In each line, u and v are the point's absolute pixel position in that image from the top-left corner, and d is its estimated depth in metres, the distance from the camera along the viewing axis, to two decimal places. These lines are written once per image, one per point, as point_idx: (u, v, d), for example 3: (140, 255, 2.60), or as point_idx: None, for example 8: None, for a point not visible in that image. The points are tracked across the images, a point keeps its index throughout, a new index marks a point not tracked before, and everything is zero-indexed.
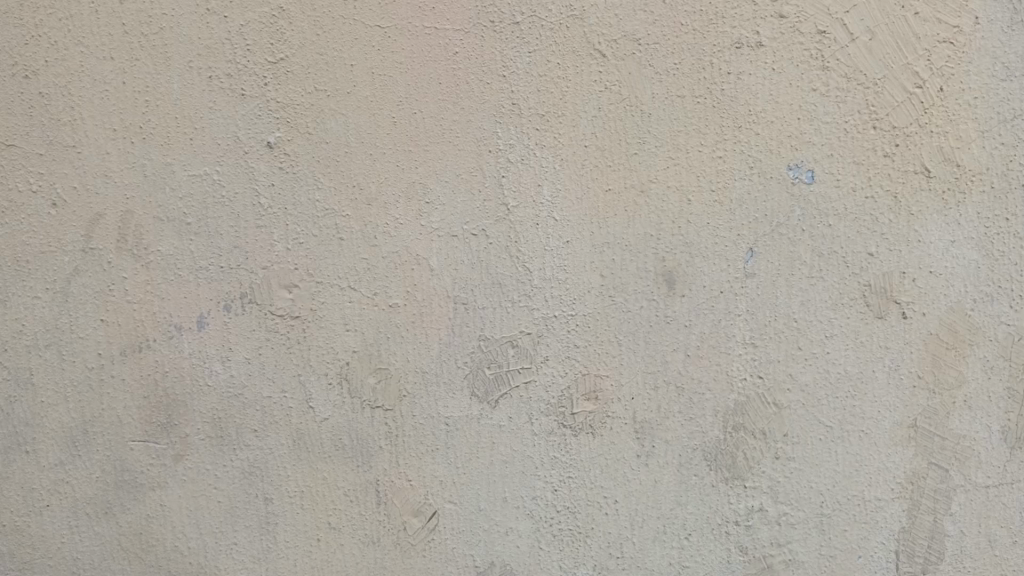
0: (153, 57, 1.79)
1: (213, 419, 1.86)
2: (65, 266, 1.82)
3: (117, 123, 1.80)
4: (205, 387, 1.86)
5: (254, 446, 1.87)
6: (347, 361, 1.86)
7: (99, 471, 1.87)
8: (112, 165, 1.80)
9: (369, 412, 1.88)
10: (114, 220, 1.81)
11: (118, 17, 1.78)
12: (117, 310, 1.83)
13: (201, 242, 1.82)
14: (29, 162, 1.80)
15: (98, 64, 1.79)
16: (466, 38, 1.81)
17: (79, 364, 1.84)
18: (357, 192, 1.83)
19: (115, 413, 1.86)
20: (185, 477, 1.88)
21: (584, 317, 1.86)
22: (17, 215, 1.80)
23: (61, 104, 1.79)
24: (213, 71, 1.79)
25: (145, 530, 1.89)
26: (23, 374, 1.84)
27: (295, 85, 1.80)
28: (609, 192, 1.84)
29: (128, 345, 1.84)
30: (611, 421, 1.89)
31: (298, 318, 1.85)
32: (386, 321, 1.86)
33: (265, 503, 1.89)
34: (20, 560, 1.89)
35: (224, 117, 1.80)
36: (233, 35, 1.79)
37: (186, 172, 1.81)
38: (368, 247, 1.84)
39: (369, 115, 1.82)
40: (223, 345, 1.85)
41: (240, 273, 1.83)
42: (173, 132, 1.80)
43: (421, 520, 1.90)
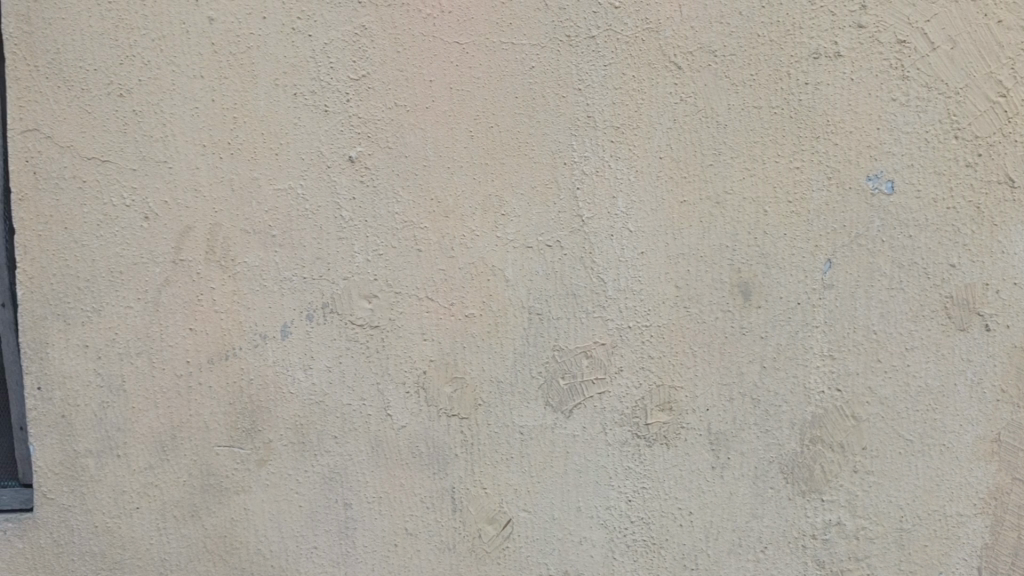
0: (241, 75, 1.85)
1: (295, 425, 1.92)
2: (155, 277, 1.89)
3: (206, 139, 1.87)
4: (288, 393, 1.91)
5: (334, 452, 1.92)
6: (425, 369, 1.90)
7: (186, 475, 1.94)
8: (201, 180, 1.87)
9: (445, 420, 1.91)
10: (202, 232, 1.88)
11: (208, 37, 1.84)
12: (205, 319, 1.90)
13: (285, 253, 1.88)
14: (124, 177, 1.87)
15: (189, 83, 1.85)
16: (542, 52, 1.83)
17: (168, 371, 1.92)
18: (434, 204, 1.87)
19: (202, 419, 1.92)
20: (267, 481, 1.93)
21: (659, 328, 1.87)
22: (111, 228, 1.88)
23: (154, 121, 1.86)
24: (298, 89, 1.85)
25: (229, 532, 1.95)
26: (116, 380, 1.92)
27: (376, 101, 1.85)
28: (684, 203, 1.84)
29: (215, 353, 1.91)
30: (685, 432, 1.89)
31: (377, 327, 1.89)
32: (463, 331, 1.89)
33: (344, 508, 1.93)
34: (111, 560, 1.96)
35: (308, 132, 1.86)
36: (317, 53, 1.84)
37: (272, 187, 1.87)
38: (445, 258, 1.87)
39: (446, 129, 1.86)
40: (305, 353, 1.90)
41: (322, 283, 1.89)
42: (259, 147, 1.86)
43: (496, 527, 1.92)
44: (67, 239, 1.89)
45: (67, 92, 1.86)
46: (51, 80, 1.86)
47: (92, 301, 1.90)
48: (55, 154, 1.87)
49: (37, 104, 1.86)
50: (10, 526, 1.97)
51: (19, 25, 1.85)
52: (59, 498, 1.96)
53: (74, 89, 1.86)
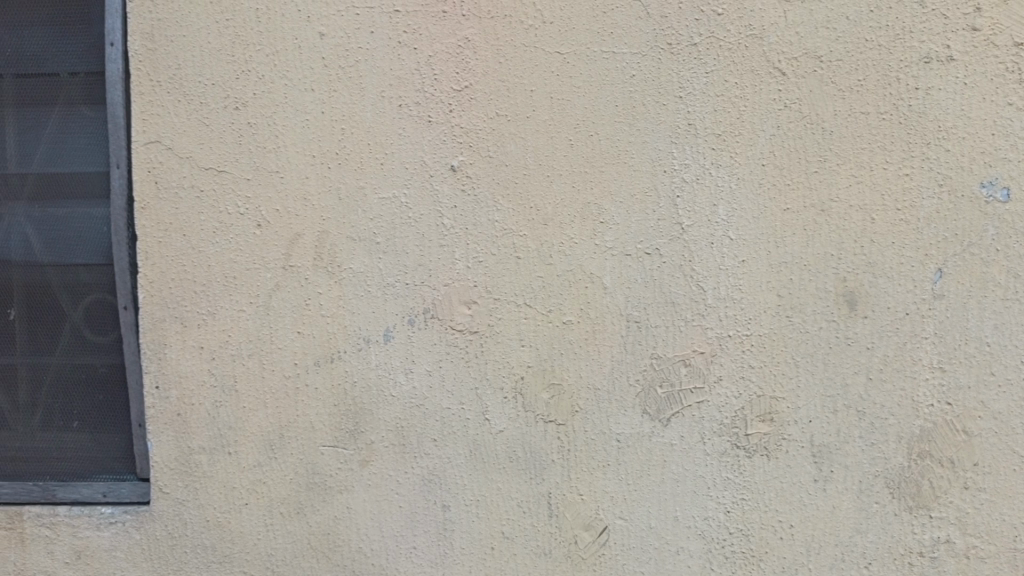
0: (349, 87, 1.91)
1: (396, 427, 1.97)
2: (267, 282, 1.97)
3: (315, 150, 1.94)
4: (390, 396, 1.96)
5: (433, 455, 1.96)
6: (523, 375, 1.92)
7: (293, 473, 2.01)
8: (310, 189, 1.94)
9: (542, 426, 1.93)
10: (311, 239, 1.95)
11: (318, 51, 1.91)
12: (312, 322, 1.97)
13: (389, 260, 1.94)
14: (238, 187, 1.96)
15: (300, 95, 1.93)
16: (643, 61, 1.83)
17: (277, 372, 1.99)
18: (534, 212, 1.89)
19: (308, 420, 1.99)
20: (369, 482, 1.99)
21: (760, 337, 1.84)
22: (226, 235, 1.97)
23: (267, 132, 1.94)
24: (403, 100, 1.90)
25: (333, 530, 2.01)
26: (228, 381, 2.01)
27: (478, 111, 1.88)
28: (787, 211, 1.82)
29: (321, 356, 1.98)
30: (787, 443, 1.86)
31: (476, 333, 1.93)
32: (561, 337, 1.90)
33: (443, 509, 1.97)
34: (221, 553, 2.05)
35: (412, 142, 1.91)
36: (422, 65, 1.89)
37: (377, 195, 1.93)
38: (545, 266, 1.89)
39: (547, 138, 1.88)
40: (406, 357, 1.95)
41: (424, 289, 1.93)
42: (365, 157, 1.92)
43: (592, 534, 1.93)
44: (185, 245, 1.99)
45: (186, 105, 1.96)
46: (172, 95, 1.96)
47: (207, 304, 2.00)
48: (175, 165, 1.97)
49: (159, 117, 1.97)
50: (128, 518, 2.09)
51: (144, 43, 1.96)
52: (174, 493, 2.05)
53: (193, 102, 1.95)
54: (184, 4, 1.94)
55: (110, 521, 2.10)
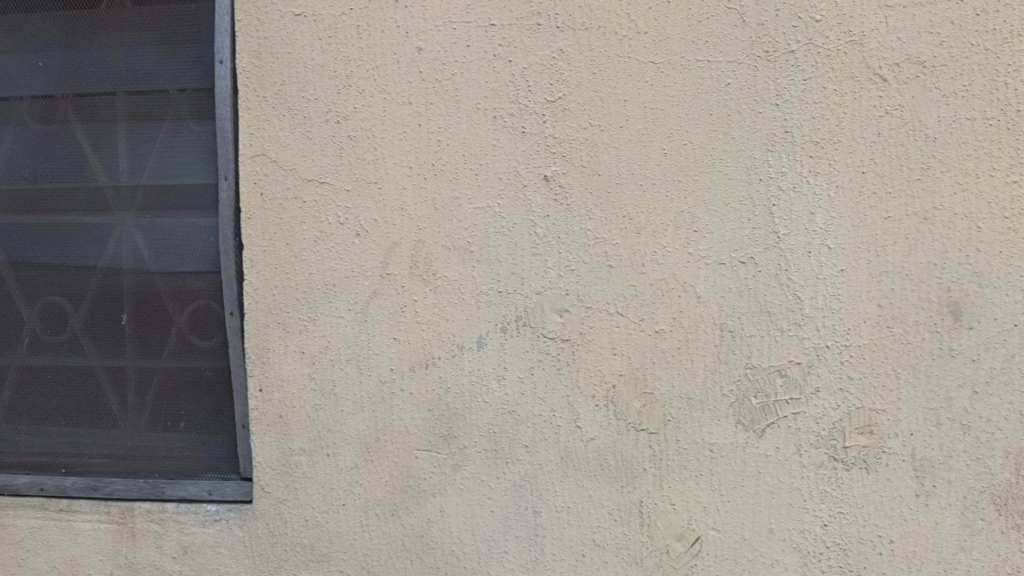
0: (445, 100, 1.96)
1: (489, 433, 2.00)
2: (365, 289, 2.03)
3: (413, 161, 1.99)
4: (482, 402, 2.00)
5: (524, 461, 1.99)
6: (614, 383, 1.93)
7: (388, 476, 2.06)
8: (407, 199, 2.00)
9: (634, 435, 1.93)
10: (407, 248, 2.00)
11: (416, 66, 1.97)
12: (408, 329, 2.02)
13: (483, 269, 1.97)
14: (339, 198, 2.03)
15: (398, 109, 1.98)
16: (739, 69, 1.82)
17: (374, 377, 2.05)
18: (627, 221, 1.90)
19: (403, 424, 2.04)
20: (462, 486, 2.02)
21: (859, 348, 1.81)
22: (327, 244, 2.04)
23: (366, 144, 2.01)
24: (498, 111, 1.93)
25: (426, 533, 2.05)
26: (327, 385, 2.08)
27: (571, 121, 1.90)
28: (888, 219, 1.78)
29: (416, 362, 2.03)
30: (887, 456, 1.82)
31: (568, 341, 1.94)
32: (653, 346, 1.90)
33: (534, 515, 1.99)
34: (319, 552, 2.12)
35: (507, 152, 1.94)
36: (517, 77, 1.92)
37: (472, 206, 1.97)
38: (637, 274, 1.90)
39: (640, 147, 1.88)
40: (499, 364, 1.98)
41: (517, 297, 1.96)
42: (461, 168, 1.97)
43: (684, 544, 1.92)
44: (288, 254, 2.07)
45: (291, 120, 2.04)
46: (278, 110, 2.04)
47: (309, 311, 2.07)
48: (279, 177, 2.05)
49: (265, 131, 2.05)
50: (232, 515, 2.18)
51: (251, 60, 2.05)
52: (275, 492, 2.13)
53: (297, 117, 2.03)
54: (289, 22, 2.02)
55: (215, 518, 2.19)
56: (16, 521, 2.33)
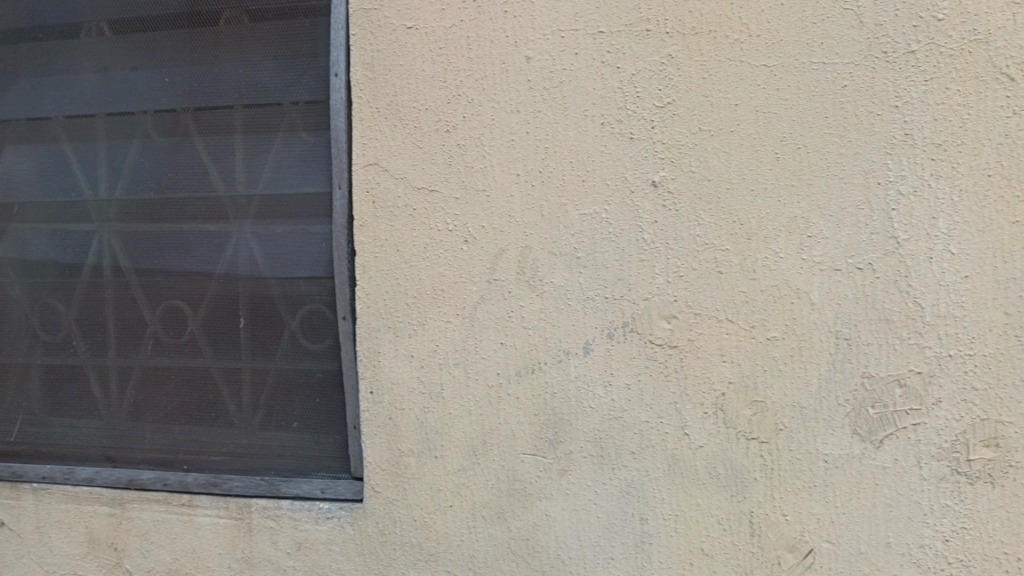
0: (553, 108, 1.98)
1: (595, 438, 2.01)
2: (473, 295, 2.07)
3: (520, 169, 2.01)
4: (589, 408, 2.00)
5: (631, 467, 1.98)
6: (724, 391, 1.91)
7: (495, 479, 2.09)
8: (515, 207, 2.02)
9: (744, 443, 1.90)
10: (514, 254, 2.03)
11: (524, 74, 1.99)
12: (515, 334, 2.04)
13: (589, 275, 1.98)
14: (448, 205, 2.07)
15: (506, 117, 2.01)
16: (856, 71, 1.78)
17: (481, 381, 2.08)
18: (737, 226, 1.88)
19: (510, 428, 2.07)
20: (568, 491, 2.03)
21: (985, 358, 1.74)
22: (436, 250, 2.09)
23: (475, 152, 2.04)
24: (606, 118, 1.94)
25: (533, 536, 2.07)
26: (436, 388, 2.12)
27: (681, 127, 1.89)
28: (1016, 223, 1.72)
29: (523, 366, 2.05)
30: (1014, 470, 1.75)
31: (677, 348, 1.93)
32: (764, 353, 1.87)
33: (641, 522, 1.99)
34: (427, 552, 2.16)
35: (615, 159, 1.94)
36: (625, 84, 1.92)
37: (579, 212, 1.98)
38: (748, 280, 1.87)
39: (751, 152, 1.86)
40: (605, 370, 1.99)
41: (623, 303, 1.96)
42: (568, 174, 1.98)
43: (796, 556, 1.88)
44: (398, 260, 2.13)
45: (402, 130, 2.10)
46: (390, 120, 2.10)
47: (418, 316, 2.12)
48: (391, 185, 2.11)
49: (377, 141, 2.12)
50: (344, 514, 2.25)
51: (365, 72, 2.12)
52: (385, 492, 2.19)
53: (408, 127, 2.09)
54: (401, 35, 2.08)
55: (328, 516, 2.26)
56: (140, 514, 2.45)
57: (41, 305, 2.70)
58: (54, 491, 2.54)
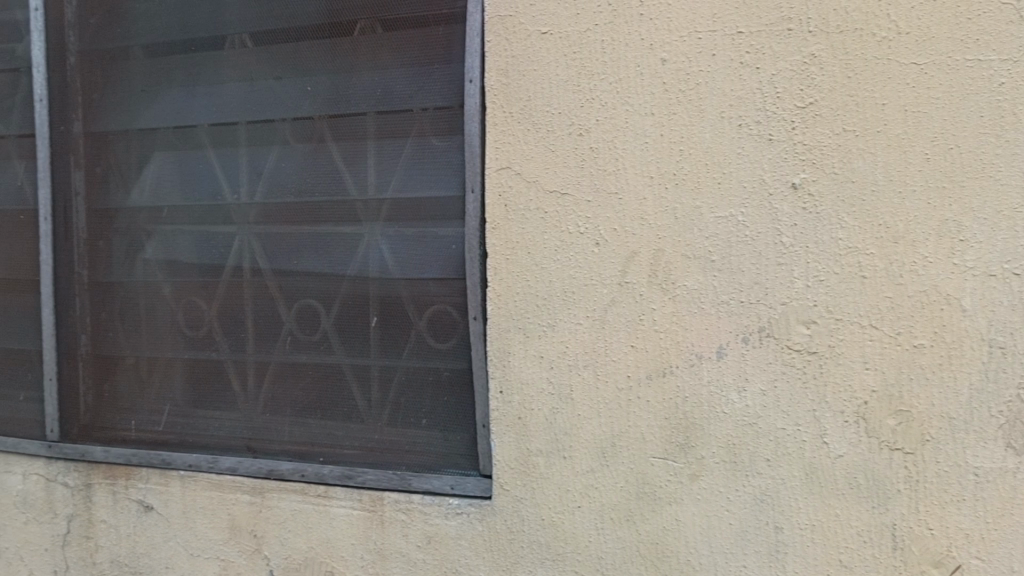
0: (689, 110, 1.97)
1: (728, 444, 1.98)
2: (604, 297, 2.08)
3: (654, 171, 2.01)
4: (722, 413, 1.98)
5: (766, 475, 1.95)
6: (866, 399, 1.85)
7: (624, 481, 2.09)
8: (648, 210, 2.02)
9: (887, 454, 1.85)
10: (647, 257, 2.03)
11: (659, 77, 1.99)
12: (646, 337, 2.04)
13: (724, 278, 1.96)
14: (580, 208, 2.09)
15: (641, 119, 2.01)
16: (1015, 68, 1.72)
17: (611, 384, 2.09)
18: (882, 230, 1.82)
19: (640, 431, 2.06)
20: (699, 496, 2.02)
21: None
22: (568, 252, 2.11)
23: (608, 156, 2.05)
24: (744, 120, 1.92)
25: (662, 541, 2.06)
26: (565, 389, 2.14)
27: (823, 128, 1.85)
28: None
29: (654, 370, 2.04)
30: None
31: (816, 354, 1.88)
32: (910, 361, 1.81)
33: (775, 531, 1.95)
34: (555, 552, 2.18)
35: (752, 161, 1.92)
36: (764, 85, 1.89)
37: (714, 214, 1.96)
38: (893, 286, 1.82)
39: (899, 153, 1.81)
40: (740, 375, 1.96)
41: (760, 308, 1.93)
42: (703, 177, 1.96)
43: (942, 572, 1.82)
44: (530, 262, 2.16)
45: (536, 134, 2.13)
46: (524, 124, 2.14)
47: (549, 317, 2.15)
48: (524, 188, 2.15)
49: (511, 146, 2.16)
50: (473, 510, 2.29)
51: (500, 78, 2.16)
52: (514, 490, 2.22)
53: (542, 131, 2.12)
54: (536, 41, 2.11)
55: (457, 512, 2.31)
56: (278, 503, 2.56)
57: (186, 302, 2.86)
58: (198, 478, 2.69)
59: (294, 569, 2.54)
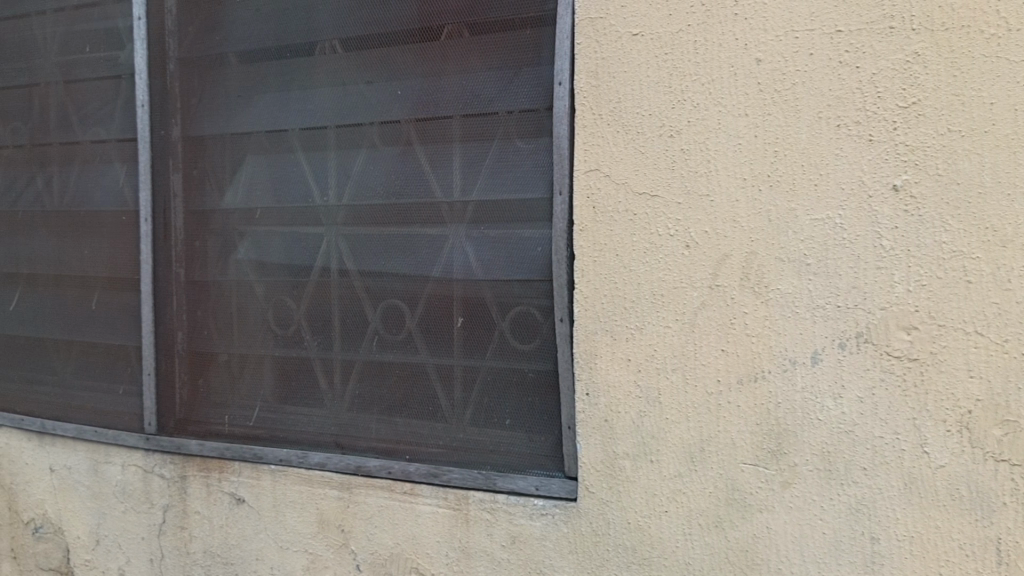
0: (785, 111, 1.94)
1: (822, 451, 1.94)
2: (694, 300, 2.06)
3: (747, 173, 1.98)
4: (817, 420, 1.94)
5: (862, 484, 1.90)
6: (970, 408, 1.79)
7: (713, 487, 2.07)
8: (741, 212, 1.99)
9: (992, 465, 1.78)
10: (739, 259, 2.00)
11: (754, 77, 1.96)
12: (737, 341, 2.01)
13: (820, 282, 1.92)
14: (670, 210, 2.07)
15: (734, 120, 1.99)
16: None
17: (700, 388, 2.07)
18: (990, 234, 1.76)
19: (730, 436, 2.04)
20: (791, 504, 1.98)
21: None
22: (657, 255, 2.09)
23: (700, 157, 2.03)
24: (842, 120, 1.88)
25: (752, 548, 2.03)
26: (653, 393, 2.13)
27: (927, 128, 1.80)
28: None
29: (745, 375, 2.01)
30: None
31: (916, 361, 1.83)
32: (1018, 369, 1.75)
33: (871, 542, 1.90)
34: (641, 556, 2.17)
35: (850, 162, 1.87)
36: (864, 84, 1.85)
37: (810, 217, 1.92)
38: (1001, 291, 1.75)
39: (1008, 153, 1.74)
40: (835, 382, 1.92)
41: (857, 313, 1.89)
42: (798, 179, 1.93)
43: None
44: (618, 264, 2.15)
45: (625, 136, 2.12)
46: (613, 126, 2.13)
47: (637, 320, 2.14)
48: (613, 190, 2.14)
49: (600, 148, 2.16)
50: (558, 511, 2.29)
51: (589, 80, 2.16)
52: (600, 493, 2.22)
53: (631, 132, 2.11)
54: (627, 42, 2.11)
55: (542, 513, 2.32)
56: (365, 499, 2.61)
57: (277, 302, 2.94)
58: (288, 472, 2.76)
59: (380, 564, 2.59)
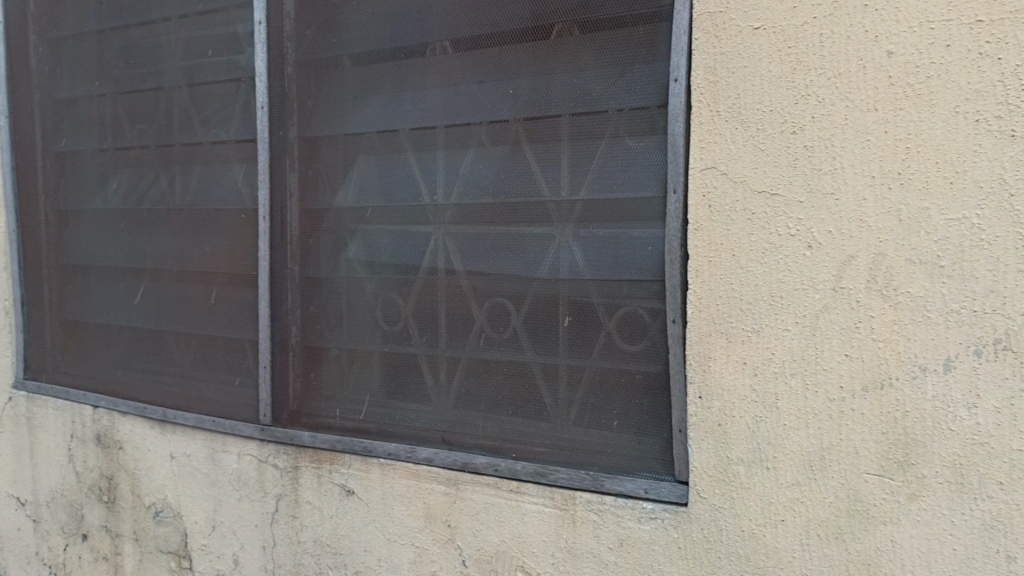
0: (918, 105, 1.85)
1: (954, 464, 1.84)
2: (816, 303, 1.98)
3: (876, 171, 1.90)
4: (948, 430, 1.85)
5: (998, 499, 1.80)
6: None
7: (834, 497, 1.99)
8: (868, 211, 1.91)
9: None
10: (865, 261, 1.92)
11: (885, 70, 1.88)
12: (862, 346, 1.93)
13: (954, 285, 1.82)
14: (791, 209, 2.01)
15: (862, 115, 1.91)
16: None
17: (821, 394, 1.99)
18: None
19: (853, 445, 1.96)
20: (918, 518, 1.89)
21: None
22: (777, 255, 2.03)
23: (824, 154, 1.96)
24: (982, 114, 1.78)
25: (874, 562, 1.95)
26: (770, 397, 2.06)
27: None
28: None
29: (870, 381, 1.93)
30: None
31: None
32: None
33: (1008, 561, 1.79)
34: (755, 565, 2.11)
35: (990, 159, 1.78)
36: (1007, 77, 1.75)
37: (944, 216, 1.83)
38: None
39: None
40: (970, 391, 1.82)
41: (995, 318, 1.79)
42: (932, 176, 1.84)
43: None
44: (735, 264, 2.10)
45: (745, 133, 2.06)
46: (732, 123, 2.08)
47: (754, 322, 2.08)
48: (730, 189, 2.09)
49: (717, 145, 2.11)
50: (667, 516, 2.26)
51: (707, 76, 2.12)
52: (712, 498, 2.17)
53: (751, 130, 2.05)
54: (748, 36, 2.05)
55: (651, 517, 2.28)
56: (472, 496, 2.63)
57: (386, 298, 2.99)
58: (397, 466, 2.80)
59: (486, 561, 2.60)
